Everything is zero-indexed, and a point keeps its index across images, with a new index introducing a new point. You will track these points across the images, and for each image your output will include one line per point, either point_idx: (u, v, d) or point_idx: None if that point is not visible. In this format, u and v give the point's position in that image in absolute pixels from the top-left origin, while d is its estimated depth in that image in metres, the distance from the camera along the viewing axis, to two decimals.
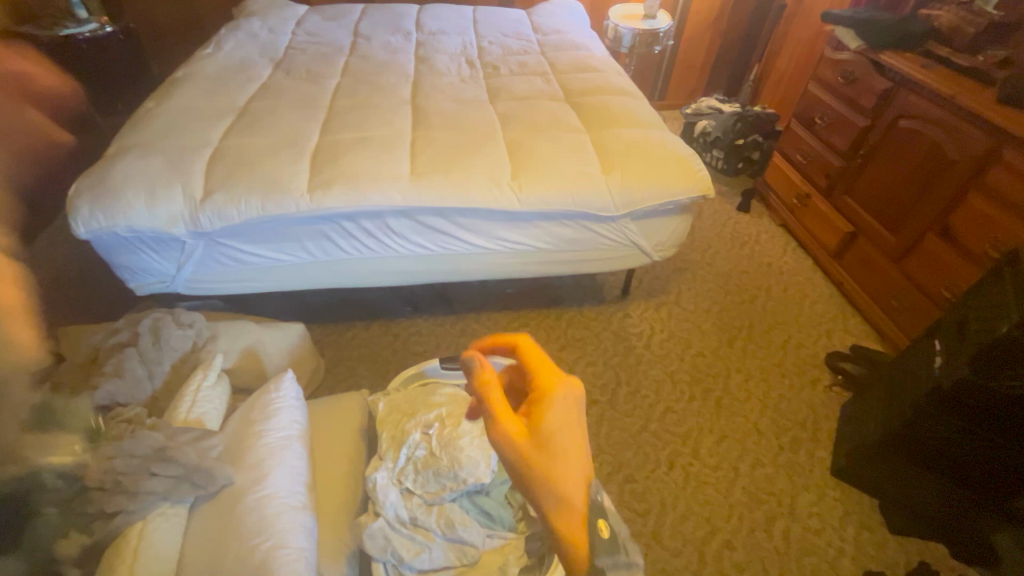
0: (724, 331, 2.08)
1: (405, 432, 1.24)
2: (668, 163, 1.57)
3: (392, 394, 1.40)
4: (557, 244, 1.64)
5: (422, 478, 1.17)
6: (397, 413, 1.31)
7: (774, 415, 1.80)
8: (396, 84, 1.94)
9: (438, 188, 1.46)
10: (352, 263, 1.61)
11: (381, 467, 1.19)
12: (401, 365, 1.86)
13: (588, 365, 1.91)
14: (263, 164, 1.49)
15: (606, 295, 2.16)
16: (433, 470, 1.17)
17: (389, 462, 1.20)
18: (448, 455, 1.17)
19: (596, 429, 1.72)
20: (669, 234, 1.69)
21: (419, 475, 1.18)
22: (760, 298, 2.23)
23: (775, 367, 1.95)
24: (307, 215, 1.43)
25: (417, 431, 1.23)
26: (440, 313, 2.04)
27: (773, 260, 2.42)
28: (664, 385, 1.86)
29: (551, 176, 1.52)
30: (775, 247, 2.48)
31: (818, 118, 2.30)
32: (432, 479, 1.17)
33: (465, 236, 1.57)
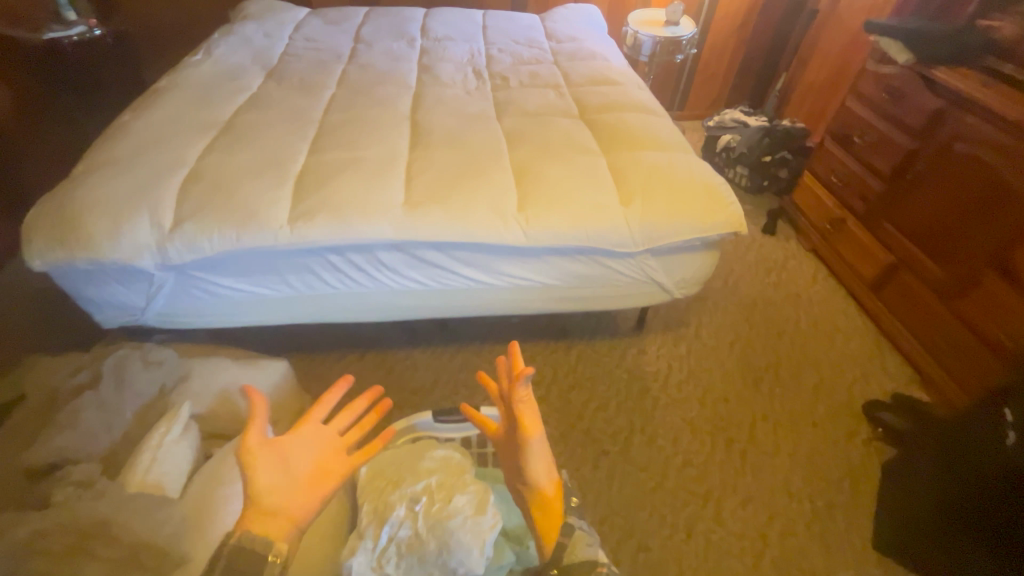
0: (749, 371, 1.88)
1: (389, 506, 1.08)
2: (695, 193, 1.39)
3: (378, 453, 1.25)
4: (567, 280, 1.47)
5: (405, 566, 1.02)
6: (379, 479, 1.16)
7: (806, 473, 1.61)
8: (395, 96, 1.78)
9: (435, 220, 1.30)
10: (338, 297, 1.46)
11: (360, 548, 1.03)
12: (395, 405, 1.71)
13: (599, 408, 1.73)
14: (241, 188, 1.33)
15: (620, 326, 1.98)
16: (417, 559, 1.02)
17: (368, 541, 1.04)
18: (436, 538, 1.01)
19: (606, 486, 1.55)
20: (693, 270, 1.50)
21: (403, 562, 1.03)
22: (789, 334, 2.03)
23: (806, 416, 1.76)
24: (287, 247, 1.28)
25: (402, 506, 1.07)
26: (439, 344, 1.87)
27: (803, 289, 2.22)
28: (682, 435, 1.68)
29: (563, 208, 1.35)
30: (804, 274, 2.27)
31: (855, 137, 2.10)
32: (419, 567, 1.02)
33: (465, 271, 1.41)
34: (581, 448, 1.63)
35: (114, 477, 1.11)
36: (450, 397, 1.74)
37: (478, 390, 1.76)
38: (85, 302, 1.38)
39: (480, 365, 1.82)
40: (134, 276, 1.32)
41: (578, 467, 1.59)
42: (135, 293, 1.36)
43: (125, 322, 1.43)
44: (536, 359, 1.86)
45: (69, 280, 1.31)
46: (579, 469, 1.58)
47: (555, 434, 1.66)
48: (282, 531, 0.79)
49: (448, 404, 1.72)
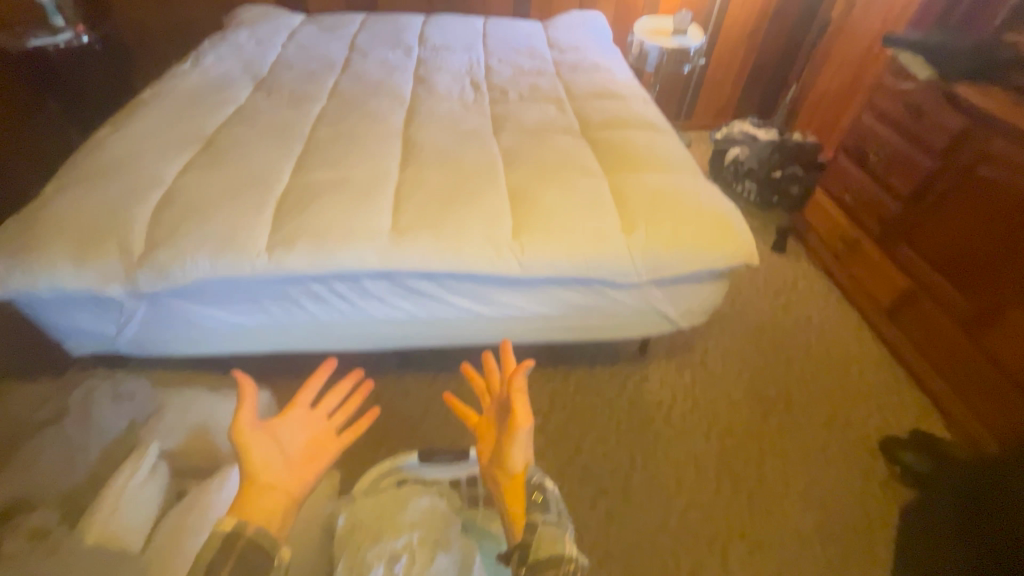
0: (758, 402, 1.78)
1: (365, 564, 1.02)
2: (704, 220, 1.30)
3: (358, 500, 1.16)
4: (565, 310, 1.38)
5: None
6: (358, 532, 1.07)
7: (818, 516, 1.52)
8: (388, 110, 1.70)
9: (423, 248, 1.21)
10: (321, 326, 1.37)
11: None
12: (382, 435, 1.62)
13: (598, 441, 1.64)
14: (218, 210, 1.25)
15: (621, 351, 1.89)
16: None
17: None
18: None
19: (605, 529, 1.45)
20: (700, 300, 1.41)
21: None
22: (800, 361, 1.93)
23: (819, 452, 1.66)
24: (265, 276, 1.19)
25: (380, 567, 1.01)
26: (431, 370, 1.78)
27: (815, 313, 2.12)
28: (686, 471, 1.58)
29: (561, 237, 1.26)
30: (815, 297, 2.17)
31: (872, 155, 2.00)
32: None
33: (456, 301, 1.32)
34: (579, 486, 1.54)
35: (71, 527, 1.02)
36: (441, 427, 1.65)
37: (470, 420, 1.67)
38: (54, 329, 1.30)
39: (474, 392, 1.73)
40: (104, 304, 1.24)
41: (575, 507, 1.49)
42: (106, 321, 1.28)
43: (96, 349, 1.35)
44: (533, 386, 1.76)
45: (35, 307, 1.24)
46: (576, 508, 1.49)
47: (551, 470, 1.56)
48: (277, 507, 0.75)
49: (439, 435, 1.63)
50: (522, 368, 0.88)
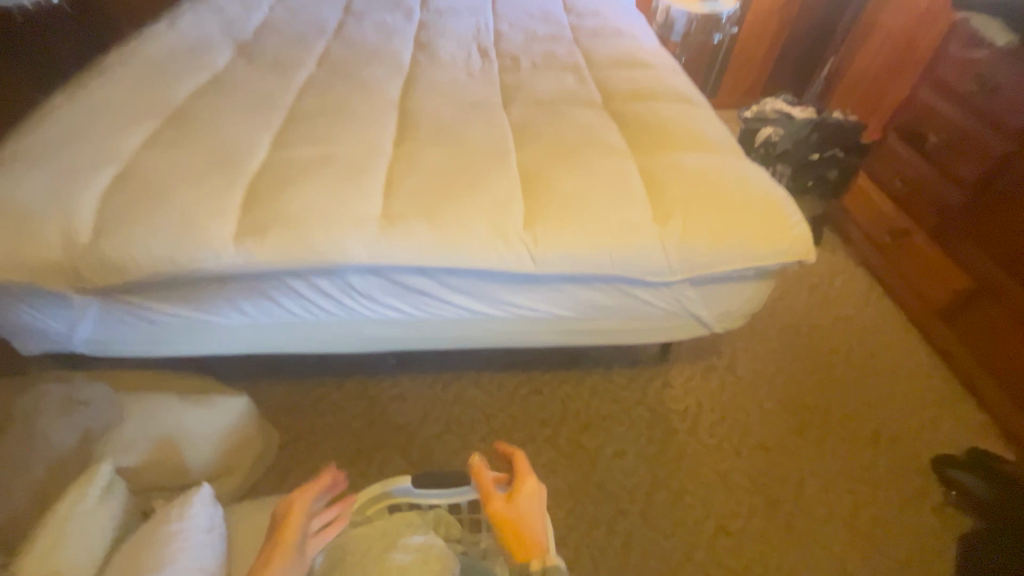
0: (793, 413, 1.60)
1: None
2: (752, 208, 1.10)
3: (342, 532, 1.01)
4: (583, 312, 1.19)
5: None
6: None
7: (863, 546, 1.35)
8: (384, 79, 1.49)
9: (420, 239, 1.02)
10: (303, 326, 1.20)
11: None
12: (376, 444, 1.46)
13: (615, 455, 1.47)
14: (179, 191, 1.07)
15: (641, 353, 1.70)
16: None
17: None
18: None
19: (624, 558, 1.29)
20: (739, 302, 1.22)
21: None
22: (839, 367, 1.74)
23: (863, 472, 1.48)
24: (233, 271, 1.02)
25: None
26: (431, 371, 1.61)
27: (856, 311, 1.91)
28: (714, 491, 1.41)
29: (582, 228, 1.06)
30: (855, 294, 1.96)
31: (931, 135, 1.80)
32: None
33: (457, 300, 1.14)
34: (594, 506, 1.37)
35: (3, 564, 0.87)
36: (441, 436, 1.48)
37: (474, 428, 1.50)
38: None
39: (477, 398, 1.56)
40: (50, 299, 1.08)
41: (590, 531, 1.33)
42: (55, 318, 1.12)
43: (48, 349, 1.19)
44: (544, 392, 1.59)
45: None
46: (591, 532, 1.33)
47: (562, 487, 1.40)
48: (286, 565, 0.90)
49: (438, 444, 1.47)
50: (481, 464, 0.92)
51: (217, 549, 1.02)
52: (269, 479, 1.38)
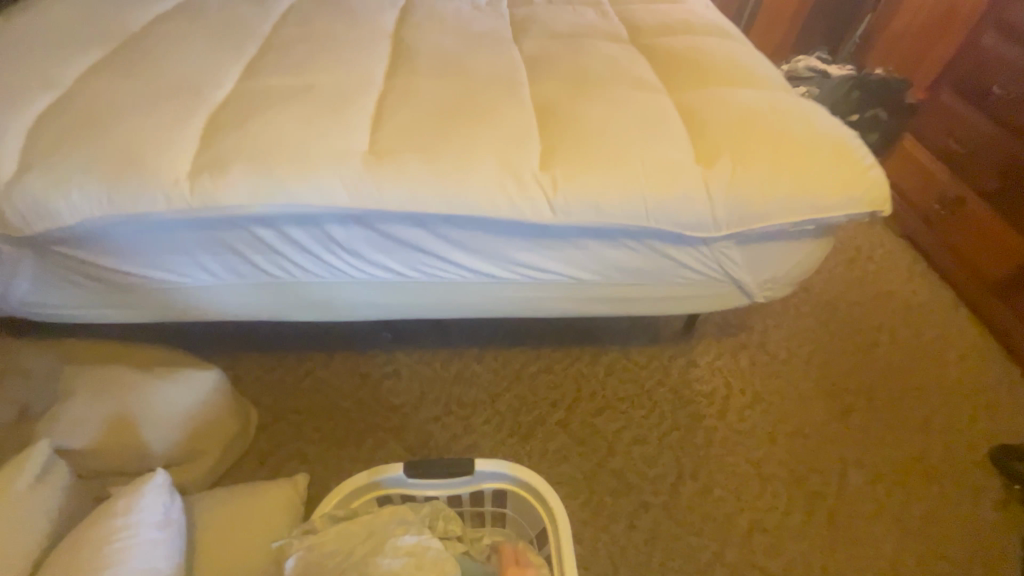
0: (834, 397, 1.43)
1: None
2: (817, 147, 0.90)
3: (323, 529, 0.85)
4: (607, 275, 1.02)
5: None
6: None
7: (917, 546, 1.19)
8: (375, 9, 1.29)
9: (414, 179, 0.84)
10: (278, 289, 1.02)
11: None
12: (368, 427, 1.30)
13: (636, 441, 1.31)
14: (124, 121, 0.89)
15: (662, 328, 1.52)
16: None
17: None
18: None
19: (648, 558, 1.14)
20: (791, 265, 1.03)
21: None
22: (883, 348, 1.56)
23: (915, 463, 1.31)
24: (188, 216, 0.84)
25: None
26: (429, 346, 1.44)
27: (900, 286, 1.73)
28: (747, 483, 1.25)
29: (611, 170, 0.88)
30: (899, 267, 1.77)
31: (996, 86, 1.63)
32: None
33: (460, 258, 0.97)
34: (613, 498, 1.21)
35: None
36: (441, 418, 1.32)
37: (477, 410, 1.34)
38: None
39: (481, 376, 1.39)
40: None
41: (609, 526, 1.17)
42: None
43: None
44: (555, 370, 1.42)
45: None
46: (610, 527, 1.17)
47: (576, 476, 1.24)
48: None
49: (437, 428, 1.31)
50: None
51: (174, 546, 0.86)
52: (247, 464, 1.22)
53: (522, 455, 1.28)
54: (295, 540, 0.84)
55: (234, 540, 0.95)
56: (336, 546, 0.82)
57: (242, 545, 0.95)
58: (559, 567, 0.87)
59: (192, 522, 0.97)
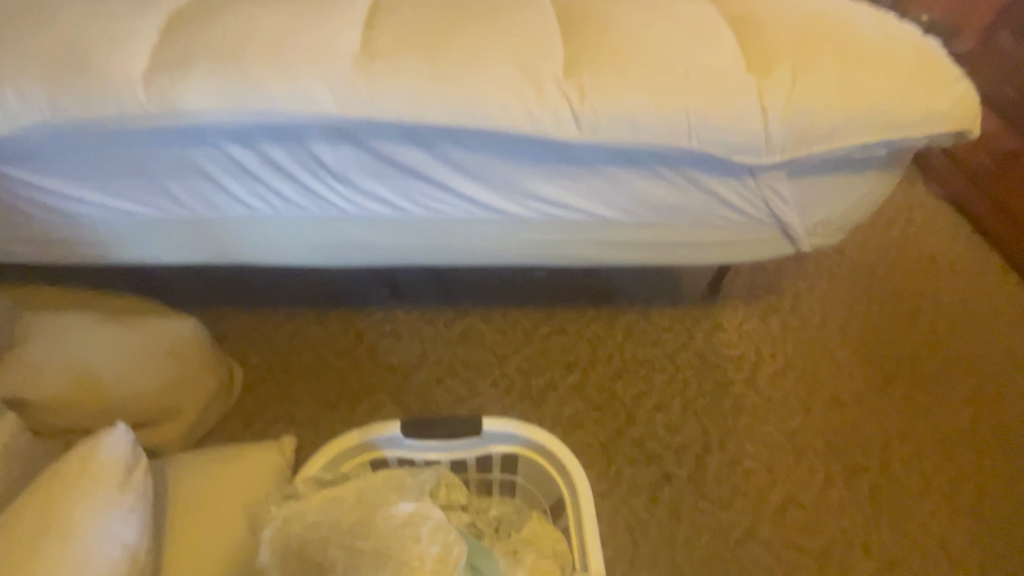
0: (876, 363, 1.30)
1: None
2: (887, 58, 0.77)
3: (308, 493, 0.75)
4: (635, 212, 0.88)
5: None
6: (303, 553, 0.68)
7: (967, 524, 1.08)
8: None
9: (416, 86, 0.72)
10: (259, 226, 0.89)
11: None
12: (364, 389, 1.19)
13: (657, 407, 1.19)
14: (67, 16, 0.75)
15: (685, 289, 1.37)
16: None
17: None
18: None
19: (671, 533, 1.05)
20: (847, 205, 0.90)
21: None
22: (928, 312, 1.40)
23: (964, 436, 1.20)
24: (151, 127, 0.72)
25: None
26: (430, 302, 1.31)
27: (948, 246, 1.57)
28: (780, 454, 1.14)
29: (648, 78, 0.75)
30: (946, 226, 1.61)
31: None
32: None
33: (467, 189, 0.84)
34: (633, 469, 1.11)
35: None
36: (443, 380, 1.21)
37: (484, 371, 1.23)
38: None
39: (488, 336, 1.27)
40: None
41: (629, 499, 1.08)
42: None
43: None
44: (568, 331, 1.29)
45: None
46: (629, 500, 1.08)
47: (591, 445, 1.14)
48: None
49: (440, 391, 1.20)
50: None
51: (133, 516, 0.72)
52: (232, 425, 1.12)
53: (533, 420, 1.18)
54: (276, 506, 0.73)
55: (210, 506, 0.84)
56: (323, 514, 0.72)
57: (220, 511, 0.84)
58: (578, 540, 0.76)
59: (165, 486, 0.86)
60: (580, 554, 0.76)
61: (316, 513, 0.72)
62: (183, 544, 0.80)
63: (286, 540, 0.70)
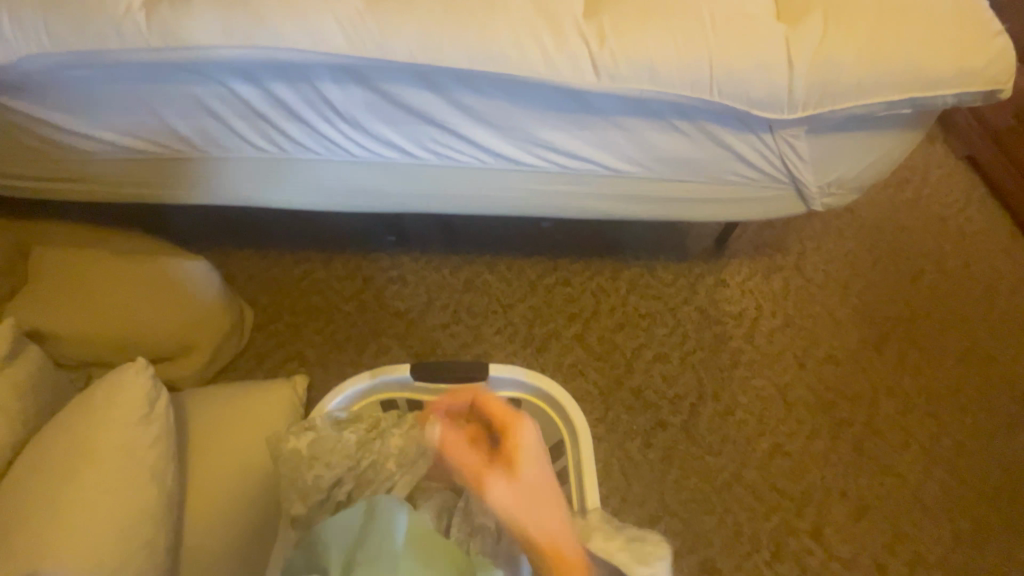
0: (873, 323, 1.32)
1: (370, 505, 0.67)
2: (924, 10, 0.74)
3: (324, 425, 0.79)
4: (647, 166, 0.87)
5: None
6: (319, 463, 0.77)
7: (942, 477, 1.14)
8: None
9: (427, 23, 0.69)
10: (267, 168, 0.88)
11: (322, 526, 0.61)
12: (371, 332, 1.22)
13: (655, 358, 1.23)
14: None
15: (692, 244, 1.37)
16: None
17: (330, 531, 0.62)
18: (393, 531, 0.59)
19: (662, 474, 1.11)
20: (864, 164, 0.88)
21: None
22: (930, 275, 1.40)
23: (950, 395, 1.23)
24: (151, 60, 0.69)
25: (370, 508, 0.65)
26: (437, 249, 1.31)
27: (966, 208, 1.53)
28: (771, 407, 1.19)
29: (670, 24, 0.71)
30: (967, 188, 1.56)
31: None
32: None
33: (477, 136, 0.82)
34: (629, 415, 1.16)
35: None
36: (448, 326, 1.24)
37: (488, 319, 1.26)
38: None
39: (493, 285, 1.29)
40: None
41: (624, 442, 1.14)
42: None
43: None
44: (573, 282, 1.31)
45: None
46: (624, 444, 1.14)
47: (590, 392, 1.18)
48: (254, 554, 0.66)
49: (446, 336, 1.23)
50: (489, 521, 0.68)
51: (158, 445, 0.76)
52: (244, 362, 1.17)
53: (535, 366, 1.23)
54: (293, 435, 0.77)
55: (231, 434, 0.90)
56: (336, 437, 0.77)
57: (239, 439, 0.89)
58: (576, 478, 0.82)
59: (185, 418, 0.90)
60: (578, 491, 0.81)
61: (331, 436, 0.78)
62: (206, 468, 0.86)
63: (303, 453, 0.77)
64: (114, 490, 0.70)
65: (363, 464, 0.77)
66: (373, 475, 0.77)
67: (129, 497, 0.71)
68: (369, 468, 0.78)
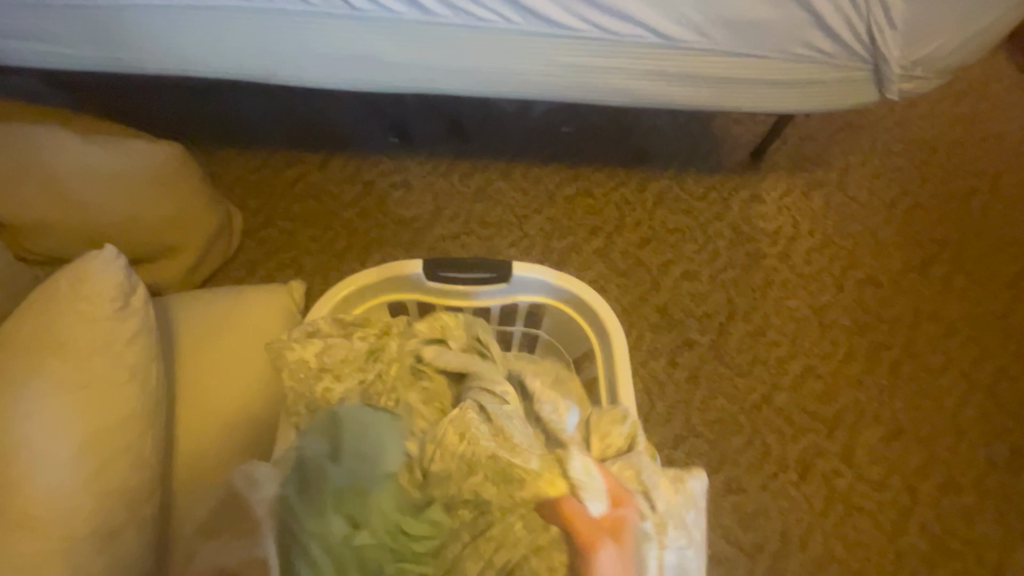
0: (919, 245, 1.21)
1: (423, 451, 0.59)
2: None
3: (331, 336, 0.70)
4: (704, 29, 0.73)
5: (331, 521, 0.60)
6: (327, 376, 0.68)
7: (978, 402, 1.09)
8: None
9: None
10: (250, 23, 0.73)
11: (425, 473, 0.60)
12: (374, 241, 1.11)
13: (683, 276, 1.13)
14: None
15: (727, 154, 1.23)
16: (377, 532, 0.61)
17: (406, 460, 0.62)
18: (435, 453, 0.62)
19: (688, 395, 1.05)
20: (959, 38, 0.74)
21: (297, 498, 0.61)
22: (983, 196, 1.27)
23: (995, 320, 1.15)
24: None
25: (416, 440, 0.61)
26: (445, 152, 1.17)
27: None
28: (806, 329, 1.11)
29: None
30: None
31: None
32: (395, 531, 0.62)
33: None
34: (654, 334, 1.08)
35: None
36: (458, 237, 1.13)
37: (503, 232, 1.14)
38: None
39: (508, 194, 1.16)
40: None
41: (647, 362, 1.06)
42: None
43: None
44: (595, 193, 1.18)
45: None
46: (648, 364, 1.06)
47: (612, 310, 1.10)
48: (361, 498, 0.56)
49: (456, 248, 1.12)
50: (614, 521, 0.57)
51: (139, 343, 0.66)
52: (236, 270, 1.07)
53: None
54: (300, 343, 0.69)
55: (223, 340, 0.81)
56: (348, 345, 0.69)
57: (232, 347, 0.80)
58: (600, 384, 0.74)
59: (172, 321, 0.81)
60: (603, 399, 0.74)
61: (340, 344, 0.69)
62: (202, 372, 0.78)
63: (311, 364, 0.68)
64: (85, 388, 0.61)
65: (372, 376, 0.70)
66: (383, 389, 0.70)
67: (109, 400, 0.62)
68: (378, 380, 0.70)
